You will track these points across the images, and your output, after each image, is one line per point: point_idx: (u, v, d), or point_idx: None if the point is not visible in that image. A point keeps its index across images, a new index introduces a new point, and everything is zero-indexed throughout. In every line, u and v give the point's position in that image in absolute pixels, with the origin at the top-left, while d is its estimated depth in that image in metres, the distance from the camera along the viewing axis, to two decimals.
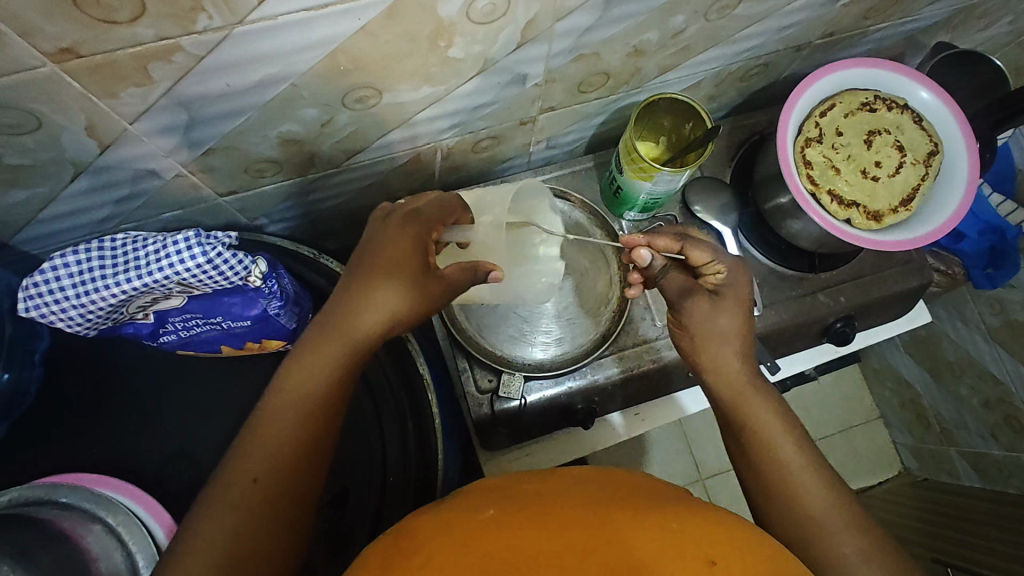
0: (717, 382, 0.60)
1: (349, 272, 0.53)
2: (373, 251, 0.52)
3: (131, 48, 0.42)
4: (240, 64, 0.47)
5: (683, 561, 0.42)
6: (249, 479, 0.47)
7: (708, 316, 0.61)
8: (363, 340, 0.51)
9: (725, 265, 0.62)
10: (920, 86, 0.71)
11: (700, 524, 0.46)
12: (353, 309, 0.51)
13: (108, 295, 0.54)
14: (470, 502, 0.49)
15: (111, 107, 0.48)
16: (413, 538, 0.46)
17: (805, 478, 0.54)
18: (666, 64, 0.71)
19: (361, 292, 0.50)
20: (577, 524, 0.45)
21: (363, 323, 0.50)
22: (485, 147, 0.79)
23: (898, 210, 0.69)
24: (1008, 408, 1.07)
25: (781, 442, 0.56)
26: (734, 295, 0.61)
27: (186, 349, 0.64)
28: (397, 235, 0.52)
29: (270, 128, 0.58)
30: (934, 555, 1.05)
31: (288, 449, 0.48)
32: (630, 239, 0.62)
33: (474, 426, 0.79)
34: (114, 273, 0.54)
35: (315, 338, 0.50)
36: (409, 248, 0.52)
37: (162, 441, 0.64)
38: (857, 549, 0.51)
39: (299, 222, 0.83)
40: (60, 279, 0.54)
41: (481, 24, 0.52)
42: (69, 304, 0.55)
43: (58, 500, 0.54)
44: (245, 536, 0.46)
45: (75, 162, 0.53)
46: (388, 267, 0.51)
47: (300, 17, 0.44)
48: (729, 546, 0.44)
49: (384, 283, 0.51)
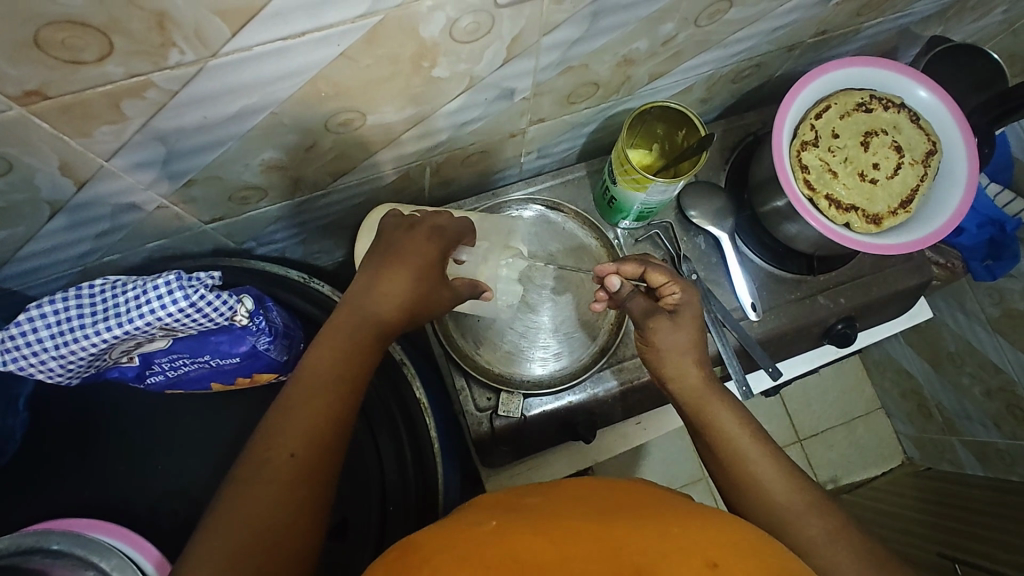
0: (681, 390, 0.61)
1: (369, 265, 0.58)
2: (394, 249, 0.58)
3: (102, 86, 0.41)
4: (216, 97, 0.46)
5: (684, 563, 0.40)
6: (276, 472, 0.46)
7: (669, 334, 0.62)
8: (379, 329, 0.55)
9: (680, 287, 0.64)
10: (917, 84, 0.70)
11: (699, 530, 0.44)
12: (373, 297, 0.55)
13: (89, 343, 0.53)
14: (466, 517, 0.48)
15: (85, 146, 0.46)
16: (420, 552, 0.44)
17: (773, 469, 0.55)
18: (656, 71, 0.70)
19: (389, 281, 0.56)
20: (584, 534, 0.43)
21: (382, 312, 0.55)
22: (474, 160, 0.77)
23: (897, 211, 0.68)
24: (1010, 397, 1.06)
25: (744, 441, 0.57)
26: (690, 314, 0.62)
27: (174, 388, 0.63)
28: (418, 238, 0.59)
29: (253, 156, 0.56)
30: (940, 549, 0.99)
31: (319, 441, 0.48)
32: (601, 269, 0.67)
33: (474, 445, 0.78)
34: (94, 323, 0.53)
35: (339, 324, 0.54)
36: (429, 250, 0.58)
37: (157, 478, 0.63)
38: (823, 529, 0.51)
39: (288, 244, 0.81)
40: (37, 330, 0.52)
41: (465, 43, 0.50)
42: (48, 355, 0.53)
43: (49, 548, 0.51)
44: (271, 532, 0.44)
45: (52, 203, 0.52)
46: (408, 262, 0.57)
47: (278, 46, 0.42)
48: (729, 547, 0.42)
49: (403, 274, 0.56)
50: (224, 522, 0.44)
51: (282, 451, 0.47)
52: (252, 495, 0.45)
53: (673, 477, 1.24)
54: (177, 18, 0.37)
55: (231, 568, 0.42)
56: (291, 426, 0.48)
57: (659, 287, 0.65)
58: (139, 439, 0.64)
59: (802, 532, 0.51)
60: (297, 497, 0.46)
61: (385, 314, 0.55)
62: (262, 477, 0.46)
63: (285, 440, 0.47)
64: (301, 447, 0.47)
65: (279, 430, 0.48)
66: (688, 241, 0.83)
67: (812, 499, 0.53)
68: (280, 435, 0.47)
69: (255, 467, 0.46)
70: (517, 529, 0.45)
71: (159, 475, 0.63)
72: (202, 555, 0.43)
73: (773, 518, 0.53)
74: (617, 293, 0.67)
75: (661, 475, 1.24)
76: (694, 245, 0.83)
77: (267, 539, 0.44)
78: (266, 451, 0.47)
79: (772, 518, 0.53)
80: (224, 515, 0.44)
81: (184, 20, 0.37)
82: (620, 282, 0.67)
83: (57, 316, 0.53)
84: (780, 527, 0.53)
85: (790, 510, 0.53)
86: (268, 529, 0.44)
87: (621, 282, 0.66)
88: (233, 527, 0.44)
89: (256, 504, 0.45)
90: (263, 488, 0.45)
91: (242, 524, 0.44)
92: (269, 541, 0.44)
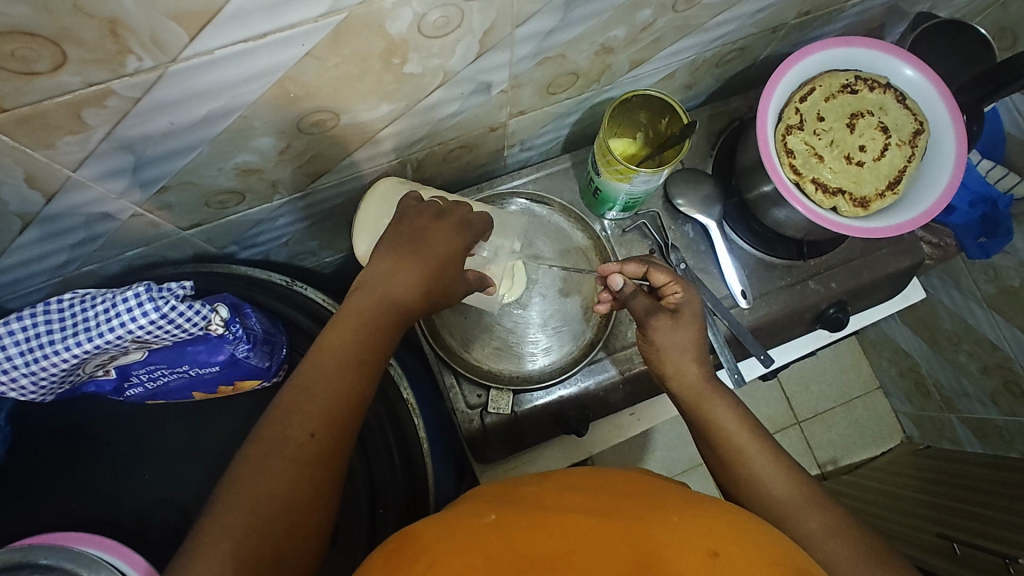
0: (680, 385, 0.61)
1: (382, 253, 0.57)
2: (415, 236, 0.57)
3: (59, 97, 0.40)
4: (179, 103, 0.45)
5: (683, 553, 0.40)
6: (295, 452, 0.45)
7: (670, 333, 0.62)
8: (395, 319, 0.54)
9: (682, 287, 0.64)
10: (903, 63, 0.69)
11: (696, 517, 0.43)
12: (390, 284, 0.54)
13: (59, 359, 0.53)
14: (464, 508, 0.48)
15: (49, 157, 0.45)
16: (418, 541, 0.44)
17: (776, 461, 0.55)
18: (637, 59, 0.69)
19: (406, 270, 0.55)
20: (587, 526, 0.43)
21: (397, 300, 0.54)
22: (456, 155, 0.76)
23: (884, 194, 0.67)
24: (1007, 373, 1.05)
25: (750, 433, 0.56)
26: (691, 313, 0.63)
27: (156, 399, 0.63)
28: (443, 230, 0.58)
29: (226, 159, 0.55)
30: (941, 529, 0.98)
31: (336, 422, 0.48)
32: (603, 268, 0.67)
33: (466, 443, 0.78)
34: (63, 338, 0.53)
35: (353, 311, 0.53)
36: (450, 245, 0.58)
37: (145, 488, 0.63)
38: (822, 523, 0.50)
39: (272, 246, 0.80)
40: (7, 349, 0.52)
41: (435, 38, 0.49)
42: (20, 373, 0.53)
43: (37, 563, 0.51)
44: (288, 516, 0.43)
45: (22, 215, 0.51)
46: (423, 254, 0.56)
47: (240, 48, 0.41)
48: (731, 536, 0.41)
49: (418, 265, 0.55)
50: (234, 506, 0.42)
51: (302, 431, 0.46)
52: (265, 479, 0.44)
53: (673, 463, 1.25)
54: (131, 25, 0.36)
55: (244, 552, 0.41)
56: (308, 406, 0.47)
57: (660, 287, 0.65)
58: (128, 449, 0.64)
59: (801, 524, 0.51)
60: (314, 483, 0.45)
61: (399, 305, 0.54)
62: (277, 455, 0.45)
63: (304, 420, 0.46)
64: (320, 427, 0.47)
65: (296, 407, 0.47)
66: (677, 229, 0.82)
67: (810, 492, 0.53)
68: (298, 413, 0.47)
69: (269, 447, 0.45)
70: (517, 520, 0.44)
71: (149, 485, 0.63)
72: (210, 539, 0.41)
73: (775, 507, 0.52)
74: (619, 292, 0.67)
75: (661, 462, 1.24)
76: (682, 233, 0.82)
77: (285, 521, 0.43)
78: (285, 429, 0.46)
79: (776, 504, 0.52)
80: (236, 494, 0.43)
81: (138, 26, 0.36)
82: (622, 282, 0.66)
83: (27, 333, 0.53)
84: (780, 519, 0.52)
85: (797, 495, 0.52)
86: (283, 510, 0.43)
87: (623, 281, 0.66)
88: (248, 504, 0.42)
89: (271, 486, 0.44)
90: (276, 469, 0.44)
91: (255, 506, 0.43)
92: (287, 522, 0.43)
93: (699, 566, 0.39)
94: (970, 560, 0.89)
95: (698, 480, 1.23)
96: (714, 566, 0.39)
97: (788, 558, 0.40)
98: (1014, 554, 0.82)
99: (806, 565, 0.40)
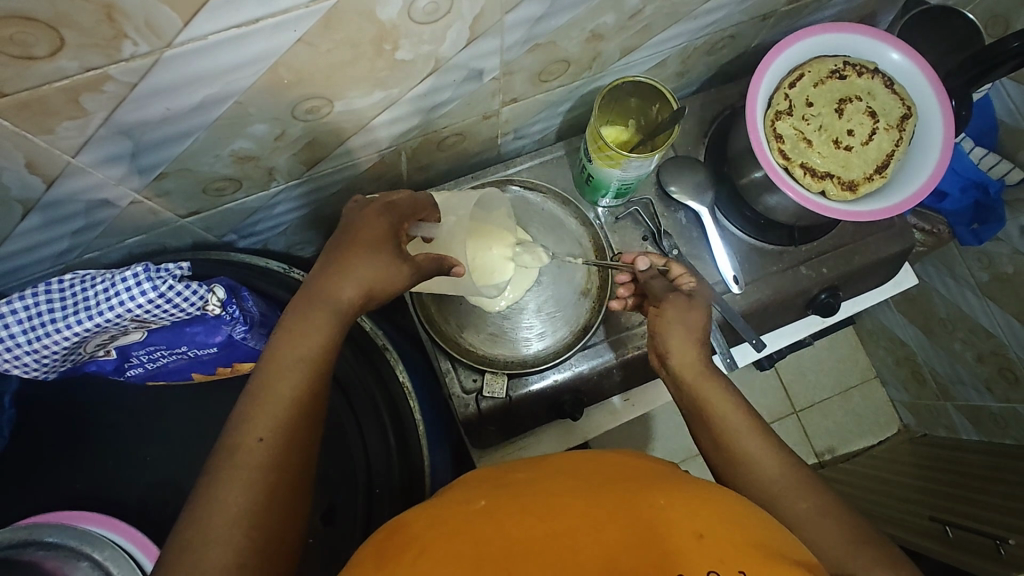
0: (682, 367, 0.60)
1: (321, 257, 0.55)
2: (351, 231, 0.55)
3: (57, 81, 0.41)
4: (174, 89, 0.46)
5: (670, 534, 0.41)
6: (246, 460, 0.45)
7: (683, 312, 0.63)
8: (341, 316, 0.52)
9: (696, 279, 0.69)
10: (890, 48, 0.69)
11: (681, 497, 0.44)
12: (326, 280, 0.52)
13: (60, 338, 0.54)
14: (456, 496, 0.48)
15: (48, 143, 0.46)
16: (406, 533, 0.45)
17: (753, 437, 0.55)
18: (628, 46, 0.70)
19: (342, 265, 0.53)
20: (561, 516, 0.43)
21: (337, 296, 0.52)
22: (451, 144, 0.77)
23: (873, 177, 0.68)
24: (1002, 360, 1.05)
25: (730, 412, 0.57)
26: (703, 297, 0.67)
27: (155, 379, 0.65)
28: (371, 216, 0.56)
29: (222, 147, 0.56)
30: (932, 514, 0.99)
31: (286, 423, 0.47)
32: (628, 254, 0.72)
33: (461, 426, 0.79)
34: (64, 317, 0.54)
35: (294, 315, 0.51)
36: (382, 228, 0.55)
37: (145, 470, 0.64)
38: (813, 503, 0.51)
39: (271, 234, 0.81)
40: (10, 329, 0.53)
41: (426, 24, 0.50)
42: (22, 351, 0.54)
43: (43, 540, 0.54)
44: (267, 516, 0.44)
45: (23, 201, 0.52)
46: (364, 243, 0.54)
47: (232, 34, 0.42)
48: (715, 515, 0.43)
49: (356, 255, 0.53)
50: (217, 508, 0.43)
51: (252, 434, 0.46)
52: (229, 491, 0.43)
53: (672, 452, 1.26)
54: (126, 9, 0.37)
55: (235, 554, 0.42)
56: (255, 410, 0.47)
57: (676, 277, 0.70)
58: (132, 432, 0.65)
59: (794, 506, 0.51)
60: (272, 483, 0.45)
61: (338, 298, 0.52)
62: (232, 465, 0.45)
63: (255, 425, 0.46)
64: (269, 432, 0.46)
65: (243, 415, 0.46)
66: (669, 216, 0.83)
67: (799, 476, 0.53)
68: (247, 420, 0.46)
69: (228, 453, 0.45)
70: (503, 509, 0.45)
71: (152, 468, 0.64)
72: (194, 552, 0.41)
73: (766, 491, 0.52)
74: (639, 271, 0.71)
75: (660, 451, 1.25)
76: (674, 220, 0.83)
77: (266, 525, 0.44)
78: (237, 435, 0.46)
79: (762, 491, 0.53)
80: (215, 496, 0.43)
81: (132, 10, 0.37)
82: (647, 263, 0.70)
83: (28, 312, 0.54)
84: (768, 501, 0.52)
85: (778, 485, 0.53)
86: (264, 513, 0.44)
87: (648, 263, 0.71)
88: (222, 509, 0.43)
89: (239, 494, 0.43)
90: (239, 477, 0.44)
91: (225, 512, 0.43)
92: (271, 522, 0.44)
93: (683, 546, 0.40)
94: (962, 543, 0.90)
95: (696, 469, 1.24)
96: (700, 547, 0.40)
97: (766, 537, 0.42)
98: (1005, 536, 0.82)
99: (784, 544, 0.42)
